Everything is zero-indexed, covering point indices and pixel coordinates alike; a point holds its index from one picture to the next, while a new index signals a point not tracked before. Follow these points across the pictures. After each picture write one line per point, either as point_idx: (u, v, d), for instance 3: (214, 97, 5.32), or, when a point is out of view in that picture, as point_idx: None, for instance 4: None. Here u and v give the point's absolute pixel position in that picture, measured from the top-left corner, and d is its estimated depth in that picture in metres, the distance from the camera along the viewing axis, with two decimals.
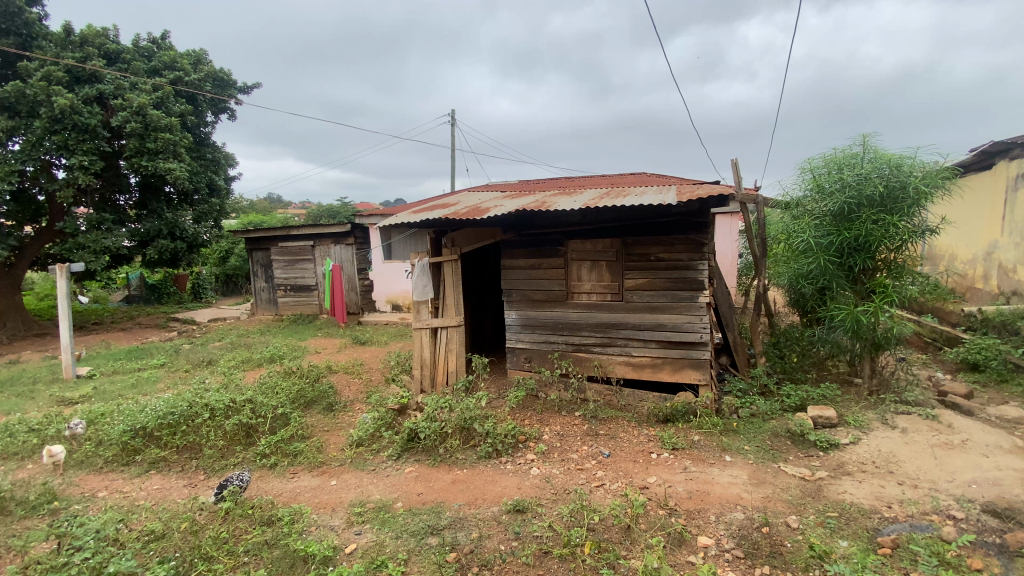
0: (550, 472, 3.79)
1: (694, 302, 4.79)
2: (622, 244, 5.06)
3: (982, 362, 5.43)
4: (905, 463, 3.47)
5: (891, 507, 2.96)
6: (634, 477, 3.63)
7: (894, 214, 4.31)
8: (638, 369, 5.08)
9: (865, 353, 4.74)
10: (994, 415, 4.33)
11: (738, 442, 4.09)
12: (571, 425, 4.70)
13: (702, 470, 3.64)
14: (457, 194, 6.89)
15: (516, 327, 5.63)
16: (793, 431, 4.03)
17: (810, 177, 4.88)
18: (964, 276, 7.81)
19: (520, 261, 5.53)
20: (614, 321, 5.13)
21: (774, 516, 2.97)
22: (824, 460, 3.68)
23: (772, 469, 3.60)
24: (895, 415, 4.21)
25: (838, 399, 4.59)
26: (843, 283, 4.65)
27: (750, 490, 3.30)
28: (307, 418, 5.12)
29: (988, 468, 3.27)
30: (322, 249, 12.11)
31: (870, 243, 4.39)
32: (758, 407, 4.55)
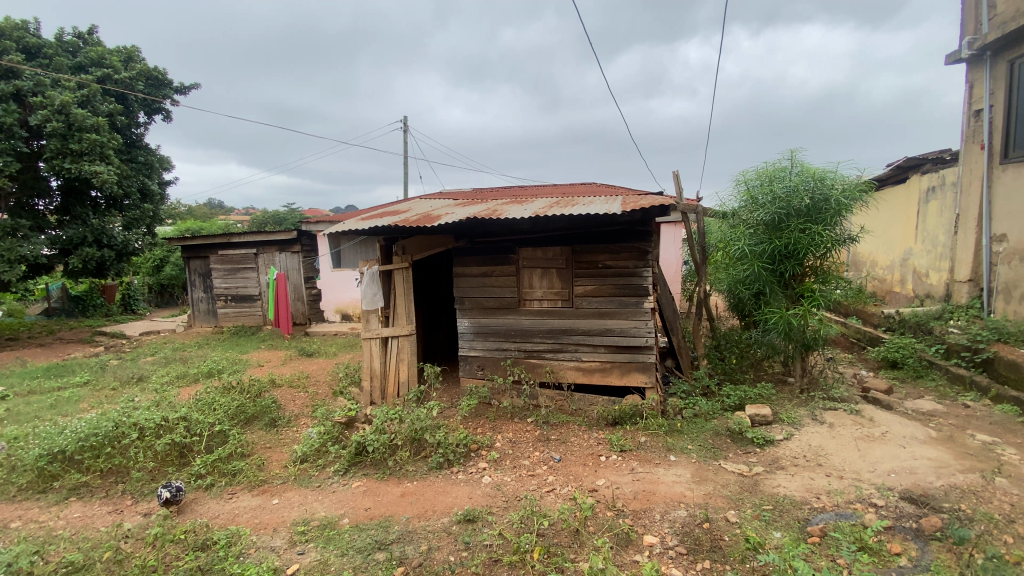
0: (502, 480, 3.79)
1: (640, 308, 4.96)
2: (571, 252, 5.16)
3: (901, 360, 5.91)
4: (832, 455, 3.72)
5: (819, 498, 3.15)
6: (584, 480, 3.69)
7: (819, 224, 4.63)
8: (588, 374, 5.18)
9: (797, 355, 5.04)
10: (911, 408, 4.71)
11: (683, 441, 4.24)
12: (523, 432, 4.72)
13: (648, 470, 3.75)
14: (409, 201, 6.84)
15: (467, 335, 5.59)
16: (733, 429, 4.22)
17: (744, 188, 5.13)
18: (887, 282, 8.47)
19: (472, 268, 5.51)
20: (565, 328, 5.21)
21: (714, 512, 3.10)
22: (760, 456, 3.89)
23: (713, 467, 3.76)
24: (823, 411, 4.50)
25: (773, 398, 4.86)
26: (776, 288, 4.93)
27: (692, 488, 3.43)
28: (247, 435, 4.87)
29: (906, 458, 3.56)
30: (265, 257, 11.59)
31: (797, 251, 4.71)
32: (701, 407, 4.74)
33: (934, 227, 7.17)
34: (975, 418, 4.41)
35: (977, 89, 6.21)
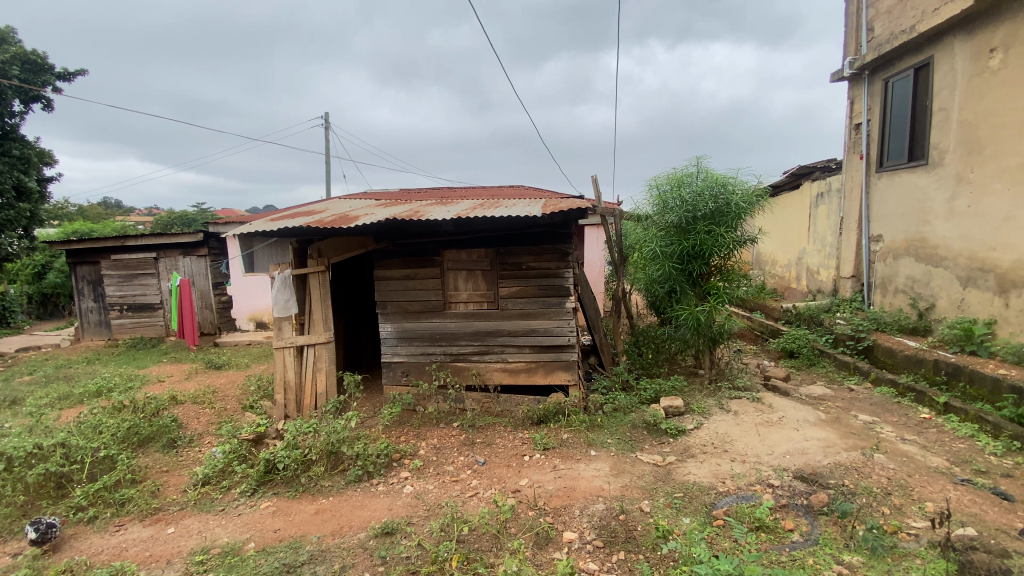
0: (424, 488, 3.69)
1: (563, 308, 5.07)
2: (496, 253, 5.15)
3: (797, 349, 6.50)
4: (736, 441, 3.99)
5: (724, 482, 3.36)
6: (507, 482, 3.69)
7: (722, 226, 4.97)
8: (514, 375, 5.20)
9: (706, 348, 5.36)
10: (804, 393, 5.18)
11: (603, 436, 4.37)
12: (448, 437, 4.64)
13: (569, 467, 3.82)
14: (327, 202, 6.54)
15: (390, 341, 5.41)
16: (648, 421, 4.42)
17: (655, 193, 5.34)
18: (785, 278, 9.26)
19: (393, 271, 5.34)
20: (490, 329, 5.20)
21: (630, 503, 3.20)
22: (673, 445, 4.09)
23: (631, 459, 3.91)
24: (729, 399, 4.83)
25: (686, 389, 5.14)
26: (686, 286, 5.23)
27: (611, 481, 3.54)
28: (140, 459, 4.40)
29: (799, 440, 3.88)
30: (167, 262, 10.57)
31: (703, 251, 5.03)
32: (620, 401, 4.92)
33: (822, 229, 7.92)
34: (858, 401, 4.92)
35: (857, 105, 6.95)
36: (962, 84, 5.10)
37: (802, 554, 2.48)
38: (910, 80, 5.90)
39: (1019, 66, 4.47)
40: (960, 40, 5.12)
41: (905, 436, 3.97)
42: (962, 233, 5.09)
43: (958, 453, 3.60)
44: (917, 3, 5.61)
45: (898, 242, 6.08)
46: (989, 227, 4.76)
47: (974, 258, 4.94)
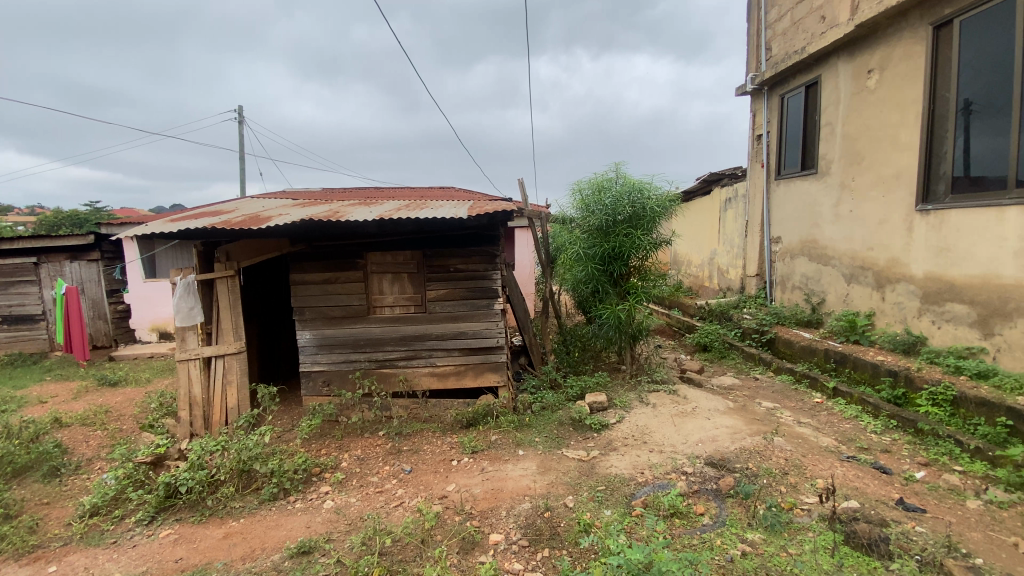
0: (345, 502, 3.54)
1: (491, 310, 5.08)
2: (422, 256, 5.06)
3: (709, 343, 6.99)
4: (654, 432, 4.20)
5: (643, 473, 3.51)
6: (434, 488, 3.63)
7: (639, 229, 5.22)
8: (442, 379, 5.14)
9: (628, 345, 5.60)
10: (715, 384, 5.57)
11: (530, 435, 4.43)
12: (372, 447, 4.50)
13: (497, 468, 3.83)
14: (237, 202, 6.10)
15: (310, 349, 5.15)
16: (574, 418, 4.54)
17: (578, 197, 5.49)
18: (699, 277, 9.90)
19: (313, 275, 5.09)
20: (418, 334, 5.09)
21: (554, 499, 3.26)
22: (597, 439, 4.22)
23: (557, 456, 3.99)
24: (648, 393, 5.08)
25: (609, 385, 5.34)
26: (608, 287, 5.43)
27: (537, 479, 3.59)
28: (13, 493, 3.86)
29: (710, 428, 4.16)
30: (50, 267, 9.34)
31: (623, 252, 5.25)
32: (547, 400, 5.01)
33: (730, 231, 8.55)
34: (761, 389, 5.36)
35: (758, 117, 7.58)
36: (845, 101, 5.70)
37: (711, 535, 2.62)
38: (803, 96, 6.52)
39: (890, 87, 5.05)
40: (842, 61, 5.71)
41: (801, 419, 4.37)
42: (845, 235, 5.69)
43: (845, 433, 4.01)
44: (807, 27, 6.22)
45: (794, 243, 6.69)
46: (867, 229, 5.35)
47: (856, 257, 5.53)
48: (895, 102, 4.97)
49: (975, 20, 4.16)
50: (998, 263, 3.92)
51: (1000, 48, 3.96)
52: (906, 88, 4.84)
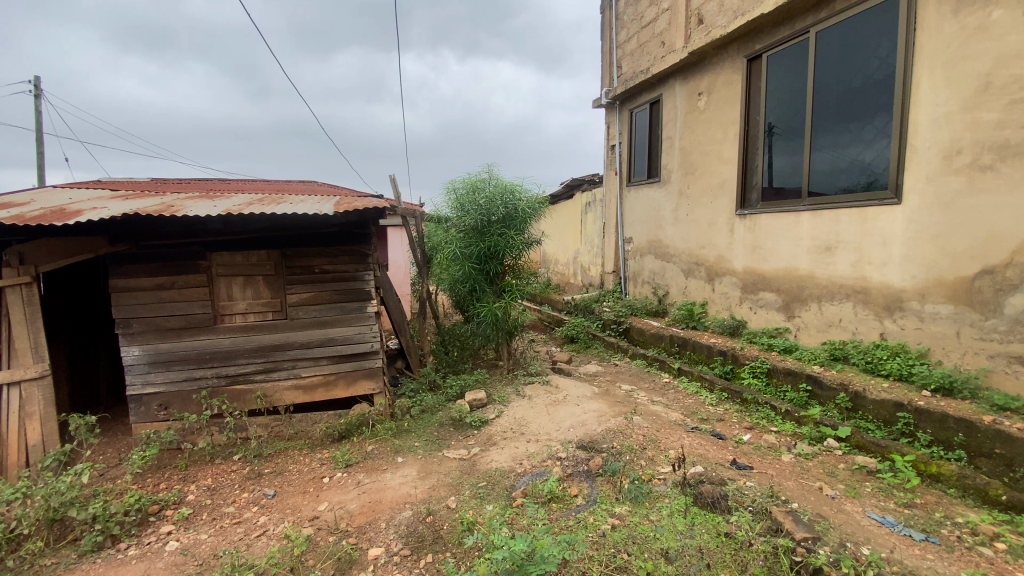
0: (195, 540, 3.08)
1: (363, 313, 4.82)
2: (281, 256, 4.61)
3: (576, 335, 7.54)
4: (531, 423, 4.36)
5: (521, 464, 3.59)
6: (303, 510, 3.33)
7: (512, 229, 5.38)
8: (309, 391, 4.74)
9: (504, 341, 5.74)
10: (583, 372, 5.99)
11: (409, 440, 4.29)
12: (226, 474, 3.98)
13: (374, 479, 3.64)
14: (30, 192, 4.94)
15: (140, 368, 4.39)
16: (454, 418, 4.51)
17: (452, 196, 5.45)
18: (566, 274, 10.53)
19: (142, 281, 4.34)
20: (278, 343, 4.62)
21: (437, 502, 3.19)
22: (477, 437, 4.24)
23: (437, 458, 3.92)
24: (524, 386, 5.26)
25: (487, 381, 5.42)
26: (484, 286, 5.49)
27: (418, 485, 3.49)
28: None
29: (579, 413, 4.45)
30: None
31: (498, 252, 5.36)
32: (426, 402, 4.90)
33: (591, 232, 9.23)
34: (622, 373, 5.91)
35: (611, 129, 8.31)
36: (681, 119, 6.50)
37: (585, 514, 2.78)
38: (648, 112, 7.30)
39: (716, 108, 5.89)
40: (679, 83, 6.52)
41: (655, 398, 4.90)
42: (684, 236, 6.50)
43: (689, 407, 4.59)
44: (650, 50, 7.00)
45: (644, 243, 7.45)
46: (701, 230, 6.17)
47: (692, 254, 6.35)
48: (720, 122, 5.80)
49: (775, 58, 5.04)
50: (796, 258, 4.80)
51: (794, 82, 4.85)
52: (728, 110, 5.68)
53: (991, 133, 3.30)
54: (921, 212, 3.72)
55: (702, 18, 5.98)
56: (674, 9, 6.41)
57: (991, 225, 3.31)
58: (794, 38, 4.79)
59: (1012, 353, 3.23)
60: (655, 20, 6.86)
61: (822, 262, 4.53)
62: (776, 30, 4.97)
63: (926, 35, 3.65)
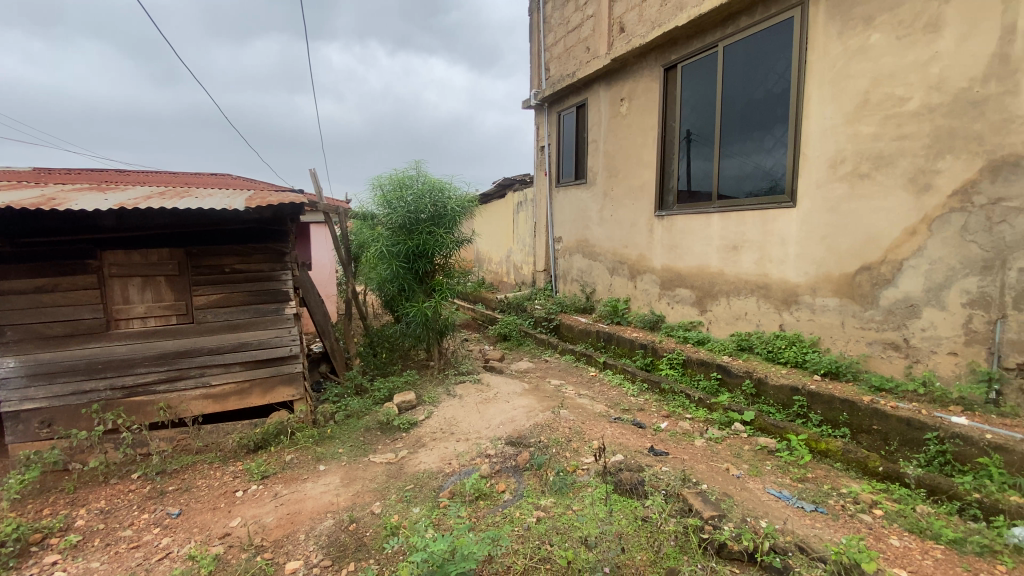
0: (85, 569, 2.77)
1: (281, 315, 4.56)
2: (186, 255, 4.26)
3: (509, 332, 7.61)
4: (460, 422, 4.34)
5: (450, 464, 3.57)
6: (213, 528, 3.10)
7: (441, 227, 5.31)
8: (220, 400, 4.41)
9: (434, 341, 5.66)
10: (514, 368, 6.05)
11: (332, 447, 4.12)
12: (123, 494, 3.61)
13: (293, 490, 3.46)
14: None
15: (15, 381, 3.88)
16: (381, 421, 4.39)
17: (378, 193, 5.29)
18: (499, 273, 10.59)
19: (17, 283, 3.84)
20: (183, 349, 4.26)
21: (360, 509, 3.09)
22: (405, 439, 4.15)
23: (362, 464, 3.79)
24: (454, 385, 5.22)
25: (417, 382, 5.33)
26: (413, 285, 5.38)
27: (340, 492, 3.36)
28: None
29: (509, 410, 4.49)
30: None
31: (426, 250, 5.26)
32: (351, 407, 4.73)
33: (523, 232, 9.34)
34: (552, 369, 6.03)
35: (540, 130, 8.46)
36: (605, 122, 6.75)
37: (511, 509, 2.81)
38: (574, 115, 7.50)
39: (637, 114, 6.16)
40: (602, 89, 6.76)
41: (582, 392, 5.05)
42: (608, 235, 6.75)
43: (612, 399, 4.78)
44: (576, 55, 7.19)
45: (572, 242, 7.65)
46: (624, 230, 6.43)
47: (616, 253, 6.61)
48: (640, 127, 6.09)
49: (689, 69, 5.37)
50: (708, 257, 5.13)
51: (706, 92, 5.18)
52: (647, 116, 5.97)
53: (869, 145, 3.70)
54: (812, 215, 4.11)
55: (623, 26, 6.23)
56: (598, 16, 6.63)
57: (869, 227, 3.72)
58: (706, 50, 5.12)
59: (886, 340, 3.66)
60: (580, 25, 7.05)
61: (730, 260, 4.88)
62: (689, 42, 5.28)
63: (816, 54, 4.04)
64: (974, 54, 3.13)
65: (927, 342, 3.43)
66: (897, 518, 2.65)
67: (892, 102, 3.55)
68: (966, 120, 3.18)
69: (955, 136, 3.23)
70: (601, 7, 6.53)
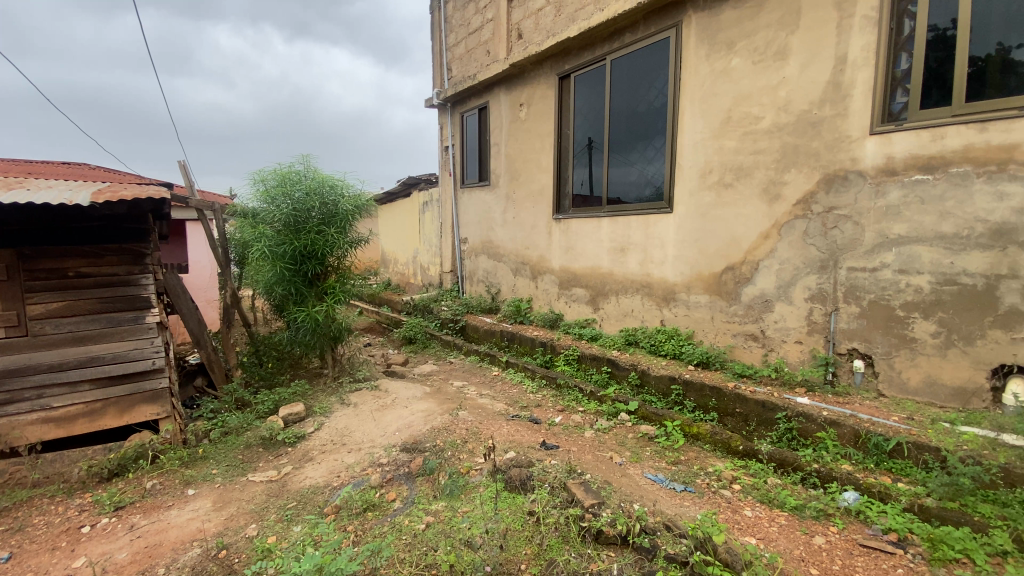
0: None
1: (140, 324, 4.08)
2: (17, 257, 3.67)
3: (414, 335, 7.45)
4: (353, 431, 4.16)
5: (338, 476, 3.41)
6: (49, 572, 2.68)
7: (332, 227, 5.05)
8: (66, 424, 3.83)
9: (328, 347, 5.38)
10: (416, 372, 5.93)
11: (205, 469, 3.76)
12: None
13: (154, 520, 3.10)
14: None
15: None
16: (263, 437, 4.07)
17: (261, 188, 4.92)
18: (405, 274, 10.34)
19: None
20: (14, 367, 3.64)
21: (232, 534, 2.84)
22: (291, 454, 3.90)
23: (239, 484, 3.49)
24: (349, 393, 5.00)
25: (308, 392, 5.03)
26: (301, 288, 5.07)
27: (211, 517, 3.07)
28: None
29: (406, 415, 4.39)
30: None
31: (316, 251, 4.98)
32: (229, 423, 4.34)
33: (428, 232, 9.22)
34: (454, 370, 6.01)
35: (444, 129, 8.40)
36: (506, 126, 6.86)
37: (399, 518, 2.75)
38: (476, 117, 7.55)
39: (535, 119, 6.34)
40: (503, 92, 6.86)
41: (483, 392, 5.08)
42: (511, 237, 6.88)
43: (512, 397, 4.87)
44: (477, 57, 7.23)
45: (477, 243, 7.69)
46: (525, 232, 6.59)
47: (519, 254, 6.74)
48: (538, 132, 6.27)
49: (581, 78, 5.62)
50: (600, 258, 5.41)
51: (596, 102, 5.46)
52: (544, 122, 6.16)
53: (732, 157, 4.12)
54: (687, 220, 4.50)
55: (521, 32, 6.37)
56: (497, 20, 6.71)
57: (733, 231, 4.14)
58: (596, 62, 5.38)
59: (747, 332, 4.10)
60: (480, 27, 7.10)
61: (618, 261, 5.18)
62: (581, 53, 5.53)
63: (689, 73, 4.41)
64: (812, 81, 3.59)
65: (778, 332, 3.90)
66: (752, 491, 2.98)
67: (750, 120, 3.98)
68: (806, 138, 3.65)
69: (798, 152, 3.69)
70: (500, 12, 6.62)
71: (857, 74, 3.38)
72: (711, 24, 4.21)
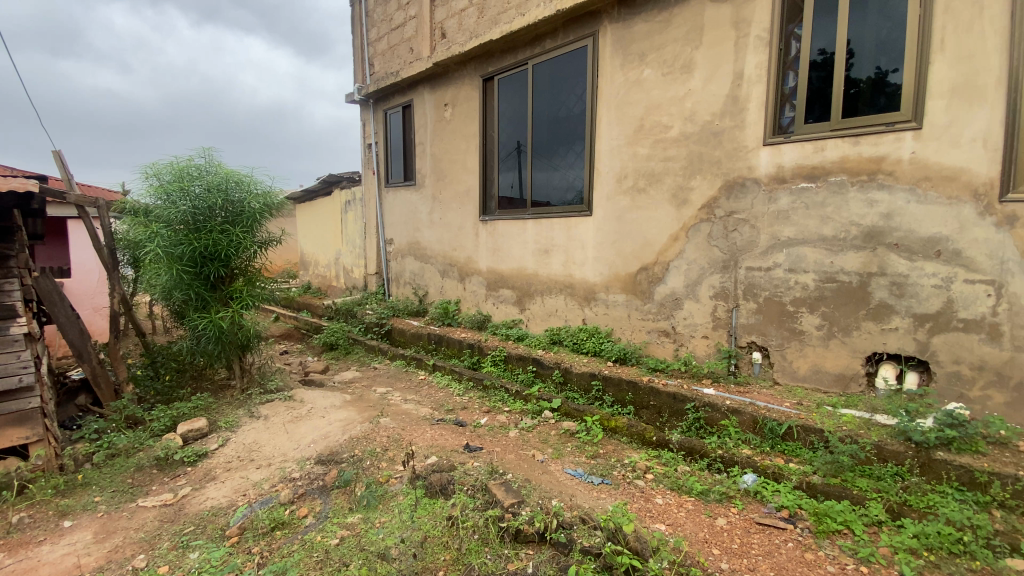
0: None
1: (3, 336, 3.58)
2: None
3: (336, 341, 7.14)
4: (263, 446, 3.91)
5: (244, 495, 3.18)
6: None
7: (237, 226, 4.72)
8: None
9: (235, 357, 5.01)
10: (337, 380, 5.68)
11: (86, 497, 3.36)
12: None
13: (20, 559, 2.72)
14: None
15: None
16: (158, 457, 3.71)
17: (154, 183, 4.51)
18: (326, 277, 9.88)
19: None
20: None
21: (116, 567, 2.56)
22: (190, 474, 3.59)
23: (128, 511, 3.16)
24: (259, 406, 4.69)
25: (211, 407, 4.66)
26: (202, 293, 4.68)
27: (91, 550, 2.74)
28: None
29: (323, 426, 4.19)
30: None
31: (220, 252, 4.63)
32: (118, 443, 3.91)
33: (351, 233, 8.88)
34: (377, 376, 5.82)
35: (367, 127, 8.14)
36: (430, 125, 6.77)
37: (311, 534, 2.61)
38: (400, 115, 7.39)
39: (459, 120, 6.32)
40: (427, 91, 6.77)
41: (408, 397, 4.97)
42: (437, 238, 6.80)
43: (438, 401, 4.80)
44: (400, 54, 7.08)
45: (403, 244, 7.52)
46: (452, 233, 6.54)
47: (446, 256, 6.67)
48: (463, 133, 6.25)
49: (504, 81, 5.67)
50: (524, 259, 5.48)
51: (519, 105, 5.54)
52: (468, 123, 6.16)
53: (644, 163, 4.33)
54: (605, 222, 4.67)
55: (444, 32, 6.32)
56: (420, 18, 6.61)
57: (646, 233, 4.36)
58: (518, 66, 5.46)
59: (660, 329, 4.33)
60: (403, 24, 6.95)
61: (543, 263, 5.28)
62: (504, 57, 5.58)
63: (605, 81, 4.59)
64: (714, 94, 3.87)
65: (688, 328, 4.15)
66: (663, 480, 3.14)
67: (660, 128, 4.21)
68: (709, 147, 3.91)
69: (703, 159, 3.95)
70: (423, 10, 6.53)
71: (752, 89, 3.68)
72: (625, 35, 4.41)
